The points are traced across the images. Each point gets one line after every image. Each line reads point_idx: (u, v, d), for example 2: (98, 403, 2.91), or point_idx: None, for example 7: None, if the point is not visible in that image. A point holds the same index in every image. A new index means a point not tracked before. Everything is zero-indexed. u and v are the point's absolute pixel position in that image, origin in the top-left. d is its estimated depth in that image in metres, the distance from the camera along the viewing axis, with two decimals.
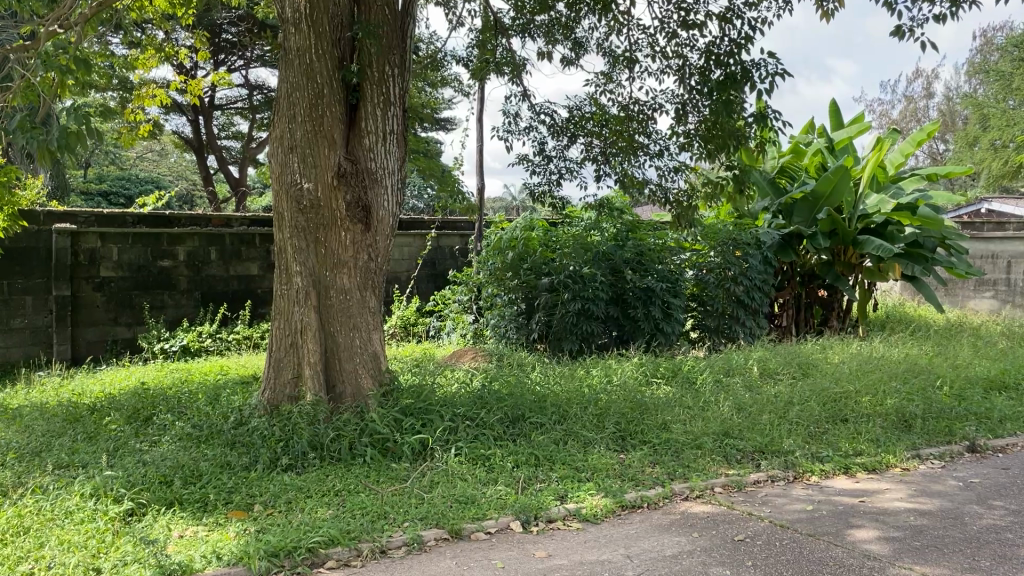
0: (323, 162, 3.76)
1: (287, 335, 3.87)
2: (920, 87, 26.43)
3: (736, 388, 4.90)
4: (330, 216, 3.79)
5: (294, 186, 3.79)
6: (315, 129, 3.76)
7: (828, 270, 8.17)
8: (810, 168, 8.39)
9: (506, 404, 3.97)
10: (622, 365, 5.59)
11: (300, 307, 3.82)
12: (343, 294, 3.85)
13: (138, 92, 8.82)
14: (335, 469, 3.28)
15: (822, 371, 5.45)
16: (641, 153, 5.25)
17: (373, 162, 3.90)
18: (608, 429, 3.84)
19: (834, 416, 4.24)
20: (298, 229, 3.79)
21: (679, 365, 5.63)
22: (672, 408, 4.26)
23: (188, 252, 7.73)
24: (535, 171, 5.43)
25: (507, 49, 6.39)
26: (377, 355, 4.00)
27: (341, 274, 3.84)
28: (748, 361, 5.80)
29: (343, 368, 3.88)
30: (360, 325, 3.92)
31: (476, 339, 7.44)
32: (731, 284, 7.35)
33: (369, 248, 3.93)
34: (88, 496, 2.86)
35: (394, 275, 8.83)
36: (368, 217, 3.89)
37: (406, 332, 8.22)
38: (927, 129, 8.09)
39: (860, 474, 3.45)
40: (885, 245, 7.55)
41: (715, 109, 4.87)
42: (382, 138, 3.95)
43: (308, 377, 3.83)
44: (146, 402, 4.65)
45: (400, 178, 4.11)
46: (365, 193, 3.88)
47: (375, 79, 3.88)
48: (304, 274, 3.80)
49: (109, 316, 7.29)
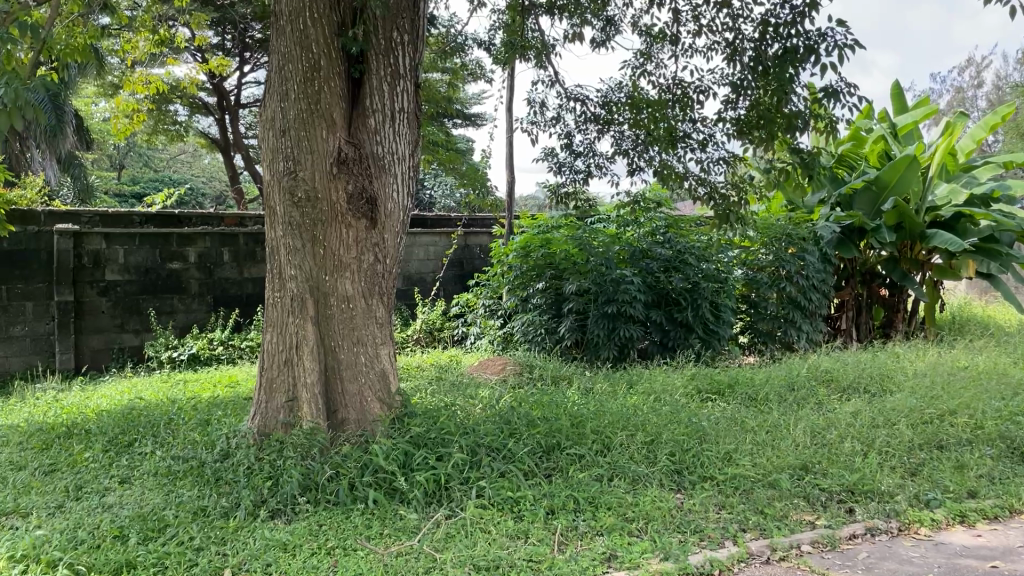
0: (320, 147, 3.18)
1: (281, 350, 3.28)
2: (968, 78, 25.30)
3: (805, 408, 4.24)
4: (329, 209, 3.20)
5: (287, 175, 3.21)
6: (311, 108, 3.18)
7: (893, 267, 7.44)
8: (870, 156, 7.63)
9: (540, 431, 3.37)
10: (669, 378, 4.93)
11: (296, 318, 3.24)
12: (346, 303, 3.25)
13: (130, 80, 7.78)
14: (331, 517, 2.68)
15: (901, 385, 4.77)
16: (681, 145, 4.53)
17: (380, 146, 3.31)
18: (660, 461, 3.21)
19: (928, 442, 3.59)
20: (292, 226, 3.21)
21: (735, 377, 4.99)
22: (736, 433, 3.63)
23: (199, 253, 7.23)
24: (560, 170, 4.80)
25: (535, 28, 5.76)
26: (385, 374, 3.39)
27: (343, 279, 3.24)
28: (812, 373, 5.13)
29: (346, 391, 3.27)
30: (366, 339, 3.31)
31: (506, 345, 6.83)
32: (785, 284, 6.67)
33: (375, 247, 3.33)
34: (16, 562, 2.28)
35: (419, 276, 8.31)
36: (374, 210, 3.30)
37: (432, 337, 7.66)
38: (1002, 113, 7.19)
39: (980, 524, 2.79)
40: (956, 238, 6.81)
41: (770, 91, 4.14)
42: (391, 117, 3.35)
43: (304, 400, 3.23)
44: (129, 424, 4.10)
45: (413, 166, 3.51)
46: (371, 183, 3.28)
47: (381, 48, 3.28)
48: (300, 278, 3.22)
49: (115, 322, 6.79)
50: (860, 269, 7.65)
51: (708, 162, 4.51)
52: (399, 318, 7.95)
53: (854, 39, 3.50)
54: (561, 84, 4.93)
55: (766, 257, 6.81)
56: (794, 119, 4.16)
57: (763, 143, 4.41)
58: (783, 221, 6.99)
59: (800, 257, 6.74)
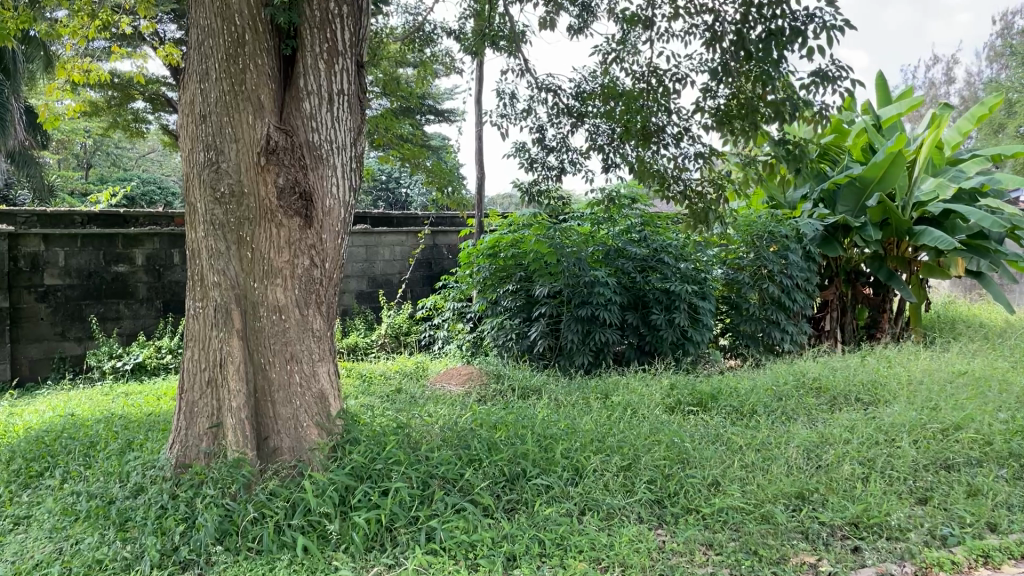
0: (245, 134, 2.78)
1: (203, 369, 2.86)
2: (940, 75, 25.28)
3: (795, 423, 3.89)
4: (257, 206, 2.79)
5: (208, 167, 2.81)
6: (234, 90, 2.78)
7: (880, 266, 7.13)
8: (854, 150, 7.30)
9: (504, 456, 2.98)
10: (647, 388, 4.56)
11: (220, 332, 2.81)
12: (277, 314, 2.83)
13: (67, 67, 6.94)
14: (250, 569, 2.26)
15: (895, 394, 4.44)
16: (655, 140, 4.12)
17: (315, 133, 2.89)
18: (639, 491, 2.83)
19: (935, 463, 3.25)
20: (215, 225, 2.81)
21: (718, 386, 4.63)
22: (724, 454, 3.28)
23: (147, 255, 6.75)
24: (532, 166, 4.39)
25: (504, 15, 5.35)
26: (325, 395, 2.95)
27: (274, 286, 2.82)
28: (800, 381, 4.79)
29: (278, 415, 2.83)
30: (301, 355, 2.87)
31: (475, 351, 6.43)
32: (769, 283, 6.32)
33: (312, 249, 2.89)
34: None
35: (385, 278, 7.90)
36: (310, 207, 2.88)
37: (397, 342, 7.25)
38: (991, 104, 6.86)
39: (1006, 565, 2.42)
40: (946, 235, 6.48)
41: (753, 79, 3.73)
42: (329, 100, 2.91)
43: (228, 427, 2.80)
44: (48, 448, 3.65)
45: (356, 156, 3.08)
46: (306, 176, 2.86)
47: (316, 20, 2.85)
48: (224, 285, 2.81)
49: (55, 330, 6.28)
50: (845, 268, 7.33)
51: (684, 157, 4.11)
52: (363, 322, 7.52)
53: (844, 18, 3.08)
54: (531, 74, 4.48)
55: (748, 257, 6.47)
56: (779, 109, 3.77)
57: (745, 135, 4.03)
58: (765, 217, 6.65)
59: (783, 256, 6.39)
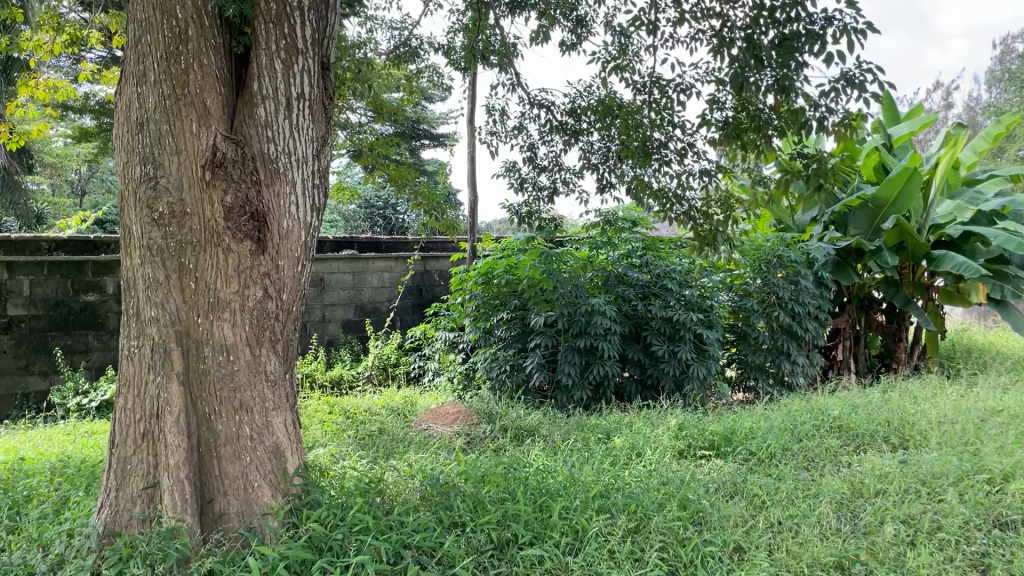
0: (189, 145, 2.39)
1: (138, 420, 2.43)
2: (938, 100, 25.06)
3: (822, 472, 3.47)
4: (202, 229, 2.40)
5: (146, 184, 2.41)
6: (175, 94, 2.40)
7: (896, 292, 6.73)
8: (866, 169, 6.90)
9: (492, 519, 2.55)
10: (654, 428, 4.13)
11: (157, 376, 2.40)
12: (224, 355, 2.41)
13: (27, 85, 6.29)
14: None
15: (926, 436, 4.03)
16: (657, 157, 3.71)
17: (271, 143, 2.49)
18: (651, 563, 2.40)
19: (987, 522, 2.85)
20: (153, 251, 2.41)
21: (732, 425, 4.20)
22: (749, 514, 2.86)
23: (119, 283, 6.29)
24: (522, 187, 3.99)
25: (495, 26, 4.94)
26: (281, 450, 2.52)
27: (221, 321, 2.41)
28: (818, 420, 4.37)
29: (225, 474, 2.41)
30: (253, 402, 2.45)
31: (467, 384, 6.01)
32: (780, 311, 5.91)
33: (267, 279, 2.48)
34: None
35: (373, 306, 7.49)
36: (264, 229, 2.47)
37: (385, 374, 6.84)
38: (1010, 122, 6.47)
39: None
40: (969, 261, 6.08)
41: (765, 88, 3.25)
42: (288, 106, 2.51)
43: (164, 488, 2.37)
44: None
45: (320, 172, 2.67)
46: (259, 194, 2.46)
47: (271, 14, 2.46)
48: (162, 321, 2.40)
49: (18, 363, 5.79)
50: (857, 294, 6.93)
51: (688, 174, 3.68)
52: (349, 353, 7.10)
53: (865, 21, 2.58)
54: (522, 87, 4.09)
55: (756, 283, 6.07)
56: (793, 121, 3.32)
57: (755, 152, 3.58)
58: (774, 241, 6.26)
59: (794, 281, 5.99)
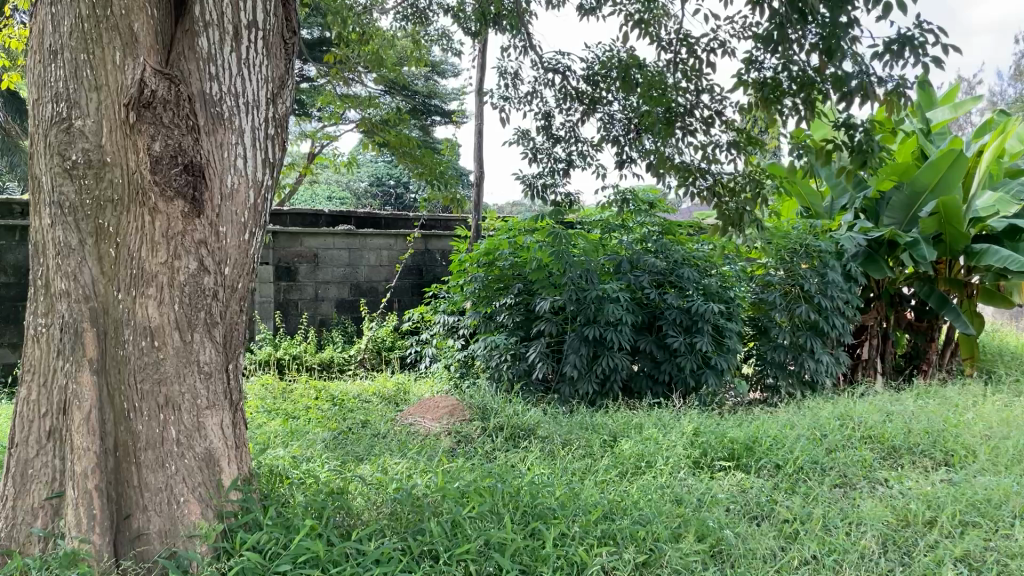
0: (111, 79, 1.94)
1: (43, 415, 1.98)
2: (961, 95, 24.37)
3: (861, 494, 3.01)
4: (125, 183, 1.95)
5: (57, 125, 1.95)
6: (98, 15, 1.94)
7: (930, 289, 6.23)
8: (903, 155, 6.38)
9: (471, 548, 2.09)
10: (668, 433, 3.68)
11: (65, 363, 1.94)
12: (147, 340, 1.97)
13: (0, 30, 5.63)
14: None
15: (971, 452, 3.57)
16: (680, 126, 3.23)
17: (211, 82, 2.03)
18: None
19: None
20: (65, 209, 1.95)
21: (756, 431, 3.74)
22: (779, 546, 2.41)
23: None
24: (535, 158, 3.48)
25: None
26: (215, 458, 2.08)
27: (144, 298, 1.96)
28: (850, 428, 3.91)
29: (145, 484, 1.97)
30: (181, 398, 2.01)
31: (466, 372, 5.52)
32: (805, 304, 5.42)
33: (203, 248, 2.03)
34: None
35: (369, 285, 7.02)
36: (199, 188, 2.01)
37: (379, 358, 6.40)
38: None
39: None
40: (1014, 255, 5.59)
41: (808, 46, 2.74)
42: (235, 37, 2.06)
43: (69, 502, 1.92)
44: None
45: (273, 123, 2.21)
46: (196, 143, 2.00)
47: None
48: (73, 295, 1.94)
49: None
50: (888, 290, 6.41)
51: (715, 146, 3.20)
52: (342, 335, 6.68)
53: None
54: (536, 49, 3.62)
55: (779, 274, 5.59)
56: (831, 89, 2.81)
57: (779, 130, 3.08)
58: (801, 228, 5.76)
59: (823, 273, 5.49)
